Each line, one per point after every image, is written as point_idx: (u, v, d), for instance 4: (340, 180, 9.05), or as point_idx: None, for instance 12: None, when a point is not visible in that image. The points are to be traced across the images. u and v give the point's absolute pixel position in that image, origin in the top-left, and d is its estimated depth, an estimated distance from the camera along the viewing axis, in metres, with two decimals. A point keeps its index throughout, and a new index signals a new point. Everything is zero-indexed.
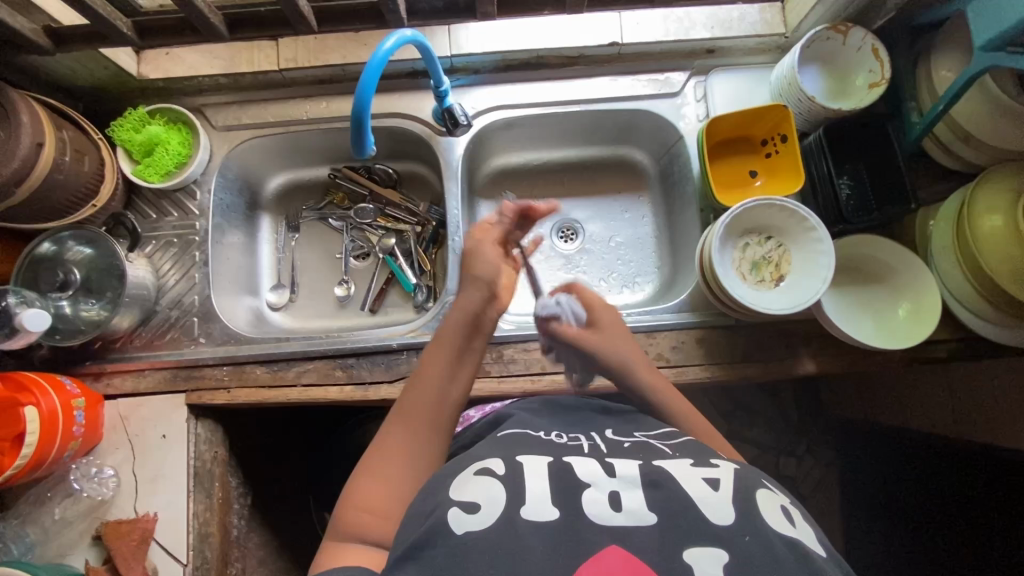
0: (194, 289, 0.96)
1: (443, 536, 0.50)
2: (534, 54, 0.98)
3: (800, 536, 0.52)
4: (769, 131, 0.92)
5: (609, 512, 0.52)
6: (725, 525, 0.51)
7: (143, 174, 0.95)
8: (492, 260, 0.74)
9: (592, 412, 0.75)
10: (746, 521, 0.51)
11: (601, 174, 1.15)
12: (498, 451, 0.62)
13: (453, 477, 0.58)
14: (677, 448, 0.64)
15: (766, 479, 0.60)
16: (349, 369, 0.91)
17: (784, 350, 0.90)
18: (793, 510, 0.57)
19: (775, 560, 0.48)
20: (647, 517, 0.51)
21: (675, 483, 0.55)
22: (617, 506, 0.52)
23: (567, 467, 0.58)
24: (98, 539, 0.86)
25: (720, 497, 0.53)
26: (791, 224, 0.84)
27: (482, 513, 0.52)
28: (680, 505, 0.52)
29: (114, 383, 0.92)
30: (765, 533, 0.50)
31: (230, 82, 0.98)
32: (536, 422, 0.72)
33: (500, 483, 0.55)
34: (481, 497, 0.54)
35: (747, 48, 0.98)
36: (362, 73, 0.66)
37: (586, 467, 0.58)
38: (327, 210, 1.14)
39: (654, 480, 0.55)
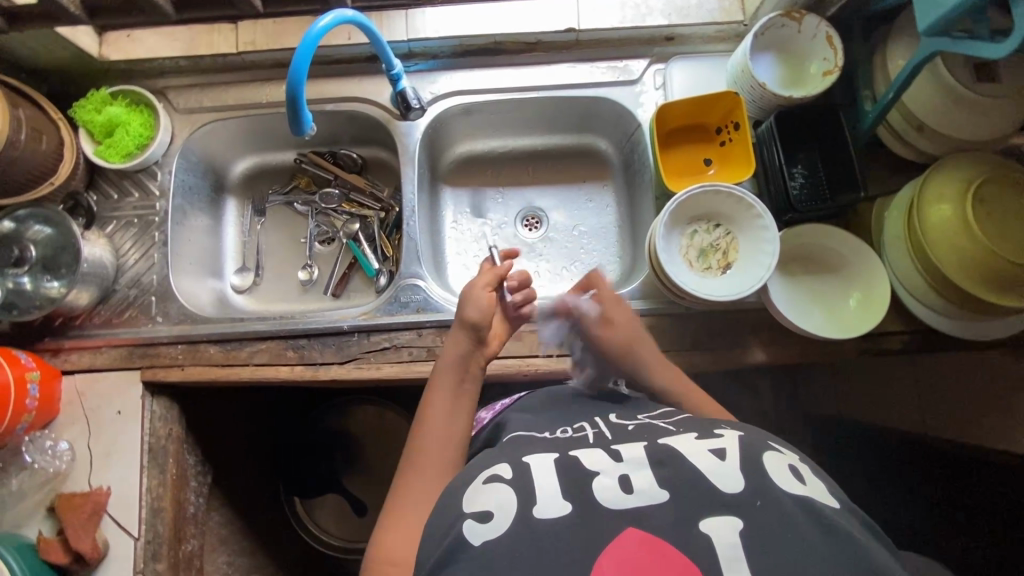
0: (153, 269, 0.97)
1: (462, 551, 0.50)
2: (491, 40, 0.98)
3: (812, 493, 0.52)
4: (723, 118, 0.91)
5: (621, 496, 0.51)
6: (736, 491, 0.50)
7: (104, 154, 0.96)
8: (485, 303, 0.79)
9: (590, 399, 0.74)
10: (757, 487, 0.50)
11: (566, 163, 1.15)
12: (504, 452, 0.61)
13: (465, 489, 0.57)
14: (679, 423, 0.63)
15: (774, 439, 0.59)
16: (301, 350, 0.92)
17: (735, 339, 0.90)
18: (805, 466, 0.56)
19: (792, 523, 0.48)
20: (659, 495, 0.51)
21: (680, 458, 0.54)
22: (627, 489, 0.52)
23: (573, 460, 0.56)
24: (52, 510, 0.88)
25: (728, 466, 0.52)
26: (738, 211, 0.84)
27: (496, 520, 0.52)
28: (689, 480, 0.51)
29: (72, 359, 0.93)
30: (776, 496, 0.50)
31: (190, 64, 1.00)
32: (540, 419, 0.70)
33: (510, 488, 0.54)
34: (492, 503, 0.53)
35: (706, 36, 0.98)
36: (294, 53, 0.69)
37: (590, 456, 0.57)
38: (293, 194, 1.15)
39: (660, 458, 0.54)
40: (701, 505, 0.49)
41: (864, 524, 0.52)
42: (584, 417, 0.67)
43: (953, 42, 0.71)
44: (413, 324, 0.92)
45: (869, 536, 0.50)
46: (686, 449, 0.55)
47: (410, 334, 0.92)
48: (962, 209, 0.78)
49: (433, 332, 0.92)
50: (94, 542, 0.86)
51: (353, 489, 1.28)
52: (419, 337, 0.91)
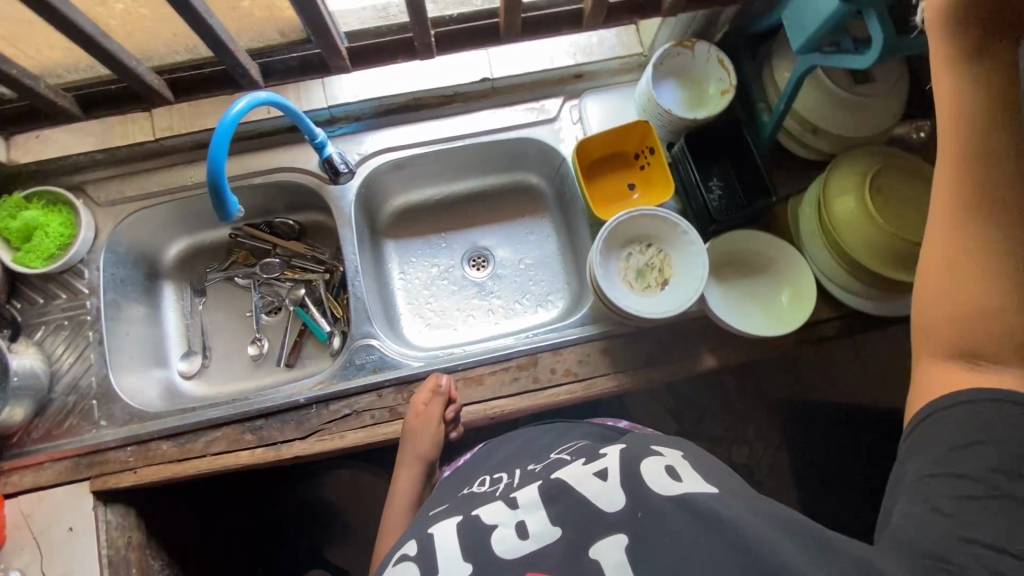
0: (91, 370, 0.93)
1: None
2: (411, 97, 1.01)
3: (688, 487, 0.58)
4: (639, 145, 0.96)
5: (516, 542, 0.58)
6: (617, 509, 0.57)
7: (24, 260, 0.93)
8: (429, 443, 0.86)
9: (509, 443, 0.82)
10: (632, 502, 0.56)
11: (502, 201, 1.19)
12: (413, 530, 0.67)
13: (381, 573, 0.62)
14: (576, 453, 0.71)
15: (656, 446, 0.67)
16: (259, 431, 0.90)
17: (685, 349, 0.94)
18: (685, 468, 0.62)
19: (669, 525, 0.53)
20: (551, 532, 0.57)
21: (565, 489, 0.62)
22: (523, 534, 0.58)
23: (475, 519, 0.62)
24: None
25: (609, 486, 0.60)
26: (665, 229, 0.89)
27: None
28: (576, 512, 0.58)
29: (13, 480, 0.88)
30: (651, 501, 0.56)
31: (108, 157, 0.98)
32: (462, 482, 0.76)
33: (416, 560, 0.60)
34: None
35: (612, 70, 1.04)
36: (211, 139, 0.69)
37: (489, 511, 0.63)
38: (233, 269, 1.13)
39: (551, 495, 0.61)
40: (586, 539, 0.55)
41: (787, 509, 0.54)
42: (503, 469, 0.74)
43: (825, 57, 0.78)
44: (373, 385, 0.91)
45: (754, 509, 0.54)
46: (575, 480, 0.62)
47: (370, 396, 0.91)
48: (862, 199, 0.85)
49: (393, 390, 0.91)
50: None
51: (340, 560, 1.22)
52: (380, 398, 0.91)
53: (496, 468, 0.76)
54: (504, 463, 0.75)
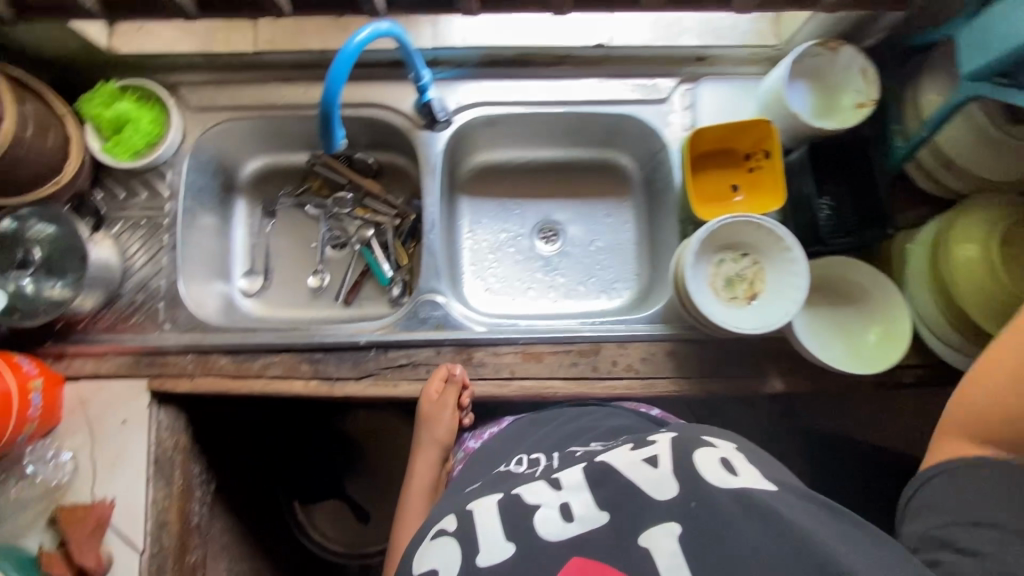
0: (161, 273, 0.93)
1: None
2: (521, 51, 0.95)
3: (747, 483, 0.55)
4: (753, 145, 0.89)
5: (562, 524, 0.55)
6: (670, 497, 0.54)
7: (111, 152, 0.92)
8: (448, 426, 0.85)
9: (545, 424, 0.81)
10: (686, 491, 0.54)
11: (585, 176, 1.14)
12: (450, 504, 0.66)
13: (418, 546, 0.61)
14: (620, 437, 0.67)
15: (708, 434, 0.63)
16: (316, 364, 0.90)
17: (754, 367, 0.90)
18: (738, 458, 0.59)
19: (727, 521, 0.51)
20: (598, 517, 0.55)
21: (610, 472, 0.58)
22: (568, 516, 0.56)
23: (516, 497, 0.59)
24: (53, 522, 0.86)
25: (662, 474, 0.56)
26: (766, 241, 0.83)
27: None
28: (624, 497, 0.55)
29: (76, 365, 0.90)
30: (709, 495, 0.53)
31: (205, 61, 0.95)
32: (498, 458, 0.76)
33: (455, 540, 0.58)
34: (437, 560, 0.57)
35: (739, 58, 0.96)
36: (330, 66, 0.66)
37: (531, 490, 0.60)
38: (305, 197, 1.12)
39: (596, 478, 0.58)
40: (634, 528, 0.53)
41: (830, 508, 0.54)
42: (540, 451, 0.73)
43: (995, 89, 0.70)
44: (433, 342, 0.90)
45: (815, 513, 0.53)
46: (618, 463, 0.59)
47: (428, 351, 0.90)
48: (987, 250, 0.78)
49: (451, 350, 0.90)
50: (98, 556, 0.84)
51: (358, 494, 1.28)
52: (438, 355, 0.90)
53: (533, 446, 0.75)
54: (542, 443, 0.75)
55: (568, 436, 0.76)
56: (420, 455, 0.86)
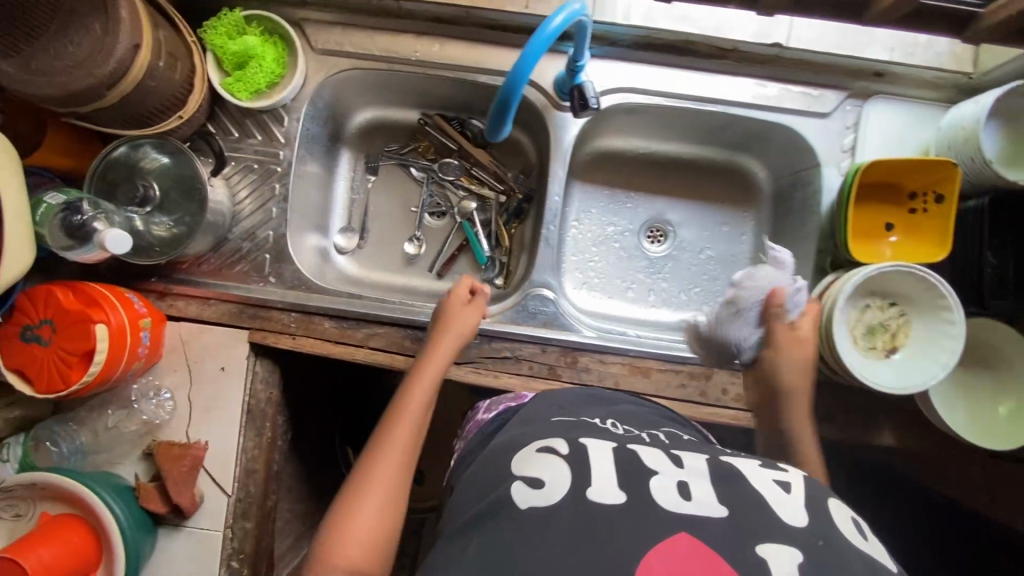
0: (270, 224, 0.90)
1: (506, 508, 0.53)
2: (683, 38, 0.86)
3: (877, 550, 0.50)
4: (923, 185, 0.81)
5: (678, 500, 0.51)
6: (800, 525, 0.49)
7: (231, 88, 0.86)
8: (472, 319, 0.81)
9: (631, 401, 0.76)
10: (819, 524, 0.49)
11: (708, 178, 1.06)
12: (559, 429, 0.64)
13: (515, 454, 0.60)
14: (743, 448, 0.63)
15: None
16: (418, 342, 0.88)
17: (868, 418, 0.86)
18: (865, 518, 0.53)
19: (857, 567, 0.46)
20: (717, 508, 0.50)
21: (738, 477, 0.54)
22: (685, 495, 0.51)
23: (633, 455, 0.57)
24: (148, 455, 0.87)
25: (793, 499, 0.52)
26: (924, 294, 0.77)
27: (546, 490, 0.53)
28: (751, 502, 0.51)
29: (179, 305, 0.89)
30: (841, 542, 0.48)
31: (339, 0, 0.87)
32: (583, 407, 0.72)
33: (563, 462, 0.56)
34: (545, 473, 0.55)
35: (920, 81, 0.86)
36: (520, 58, 0.58)
37: (650, 456, 0.58)
38: (410, 157, 1.07)
39: (721, 476, 0.54)
40: (754, 534, 0.48)
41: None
42: (636, 424, 0.68)
43: None
44: (541, 339, 0.87)
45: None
46: (748, 472, 0.55)
47: (534, 348, 0.87)
48: None
49: (557, 351, 0.87)
50: (192, 496, 0.86)
51: None
52: (544, 353, 0.87)
53: (629, 419, 0.71)
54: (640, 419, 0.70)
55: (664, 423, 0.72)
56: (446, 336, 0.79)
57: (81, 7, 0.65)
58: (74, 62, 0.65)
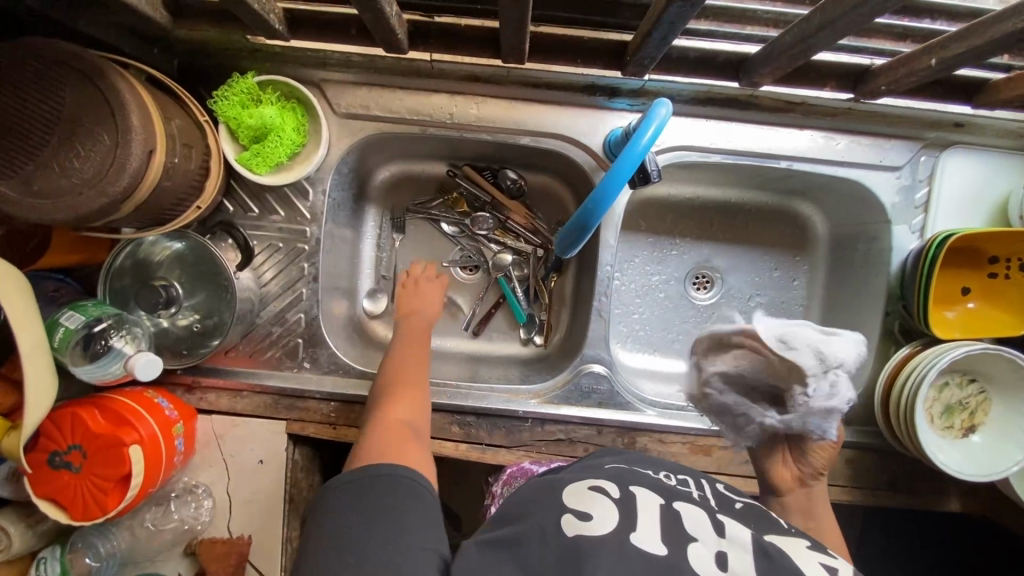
0: (299, 306, 0.84)
1: (550, 534, 0.50)
2: (746, 91, 0.78)
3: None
4: (1007, 250, 0.76)
5: (715, 570, 0.48)
6: None
7: (248, 163, 0.77)
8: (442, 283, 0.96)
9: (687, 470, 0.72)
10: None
11: (757, 223, 1.00)
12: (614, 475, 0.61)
13: (569, 480, 0.58)
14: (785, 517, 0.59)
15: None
16: (466, 427, 0.83)
17: (935, 486, 0.84)
18: None
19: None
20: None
21: (787, 558, 0.50)
22: (723, 566, 0.48)
23: (679, 515, 0.54)
24: (191, 553, 0.83)
25: None
26: (1007, 374, 0.73)
27: (595, 520, 0.51)
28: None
29: (209, 398, 0.83)
30: None
31: (364, 60, 0.78)
32: (643, 459, 0.69)
33: (613, 502, 0.54)
34: (595, 509, 0.53)
35: (1002, 132, 0.79)
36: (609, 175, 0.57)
37: (692, 514, 0.55)
38: (440, 212, 0.99)
39: (768, 550, 0.51)
40: None
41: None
42: (691, 475, 0.67)
43: None
44: (596, 420, 0.83)
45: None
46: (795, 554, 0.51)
47: (589, 429, 0.83)
48: None
49: (613, 432, 0.83)
50: None
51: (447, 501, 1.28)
52: (599, 435, 0.83)
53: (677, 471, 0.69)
54: (689, 469, 0.69)
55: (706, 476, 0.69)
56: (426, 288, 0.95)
57: (86, 114, 0.57)
58: (83, 179, 0.57)
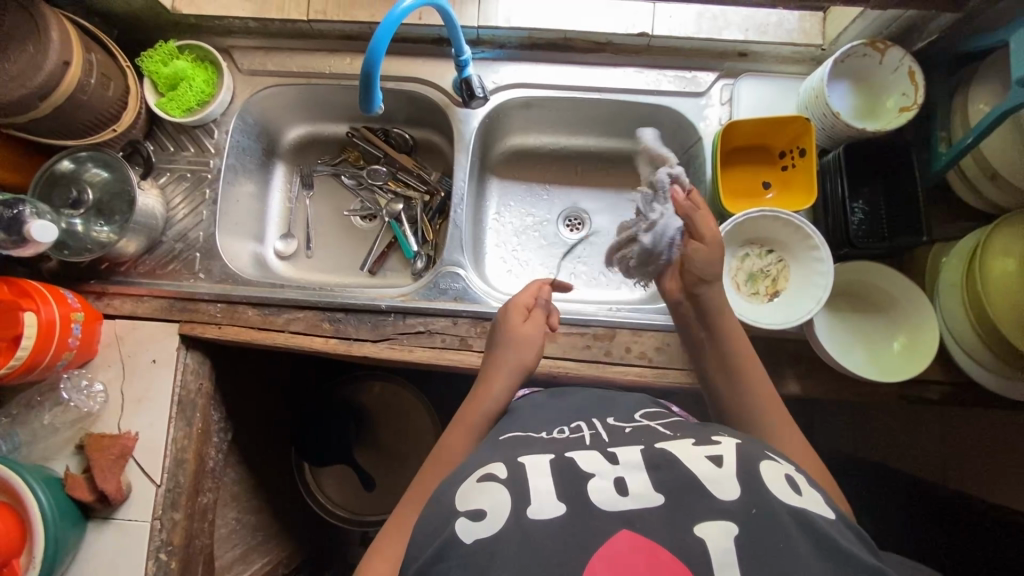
0: (200, 226, 0.98)
1: (454, 548, 0.51)
2: (563, 36, 0.97)
3: (808, 505, 0.53)
4: (789, 142, 0.89)
5: (616, 498, 0.52)
6: (730, 498, 0.51)
7: (166, 107, 0.97)
8: (523, 342, 0.78)
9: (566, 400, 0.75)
10: (752, 495, 0.51)
11: (615, 168, 1.12)
12: (501, 451, 0.62)
13: (460, 485, 0.58)
14: (674, 428, 0.64)
15: (771, 449, 0.60)
16: (336, 323, 0.93)
17: (770, 367, 0.88)
18: (800, 476, 0.57)
19: (785, 535, 0.49)
20: (653, 497, 0.52)
21: (678, 465, 0.55)
22: (623, 491, 0.53)
23: (570, 462, 0.58)
24: (81, 448, 0.90)
25: (725, 472, 0.54)
26: (794, 239, 0.82)
27: (490, 518, 0.52)
28: (683, 487, 0.53)
29: (114, 304, 0.95)
30: (770, 503, 0.51)
31: (259, 27, 1.00)
32: (534, 420, 0.70)
33: (506, 486, 0.55)
34: (487, 503, 0.54)
35: (780, 56, 0.96)
36: (375, 30, 0.69)
37: (587, 458, 0.58)
38: (342, 167, 1.15)
39: (655, 462, 0.56)
40: (691, 514, 0.50)
41: (858, 535, 0.52)
42: (581, 418, 0.69)
43: None
44: (449, 312, 0.92)
45: (861, 548, 0.51)
46: (684, 455, 0.56)
47: (445, 321, 0.92)
48: None
49: (467, 322, 0.92)
50: (118, 483, 0.89)
51: (363, 463, 1.35)
52: (454, 325, 0.92)
53: (567, 415, 0.70)
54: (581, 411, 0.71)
55: (605, 409, 0.71)
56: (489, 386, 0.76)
57: (20, 34, 0.77)
58: (10, 77, 0.76)
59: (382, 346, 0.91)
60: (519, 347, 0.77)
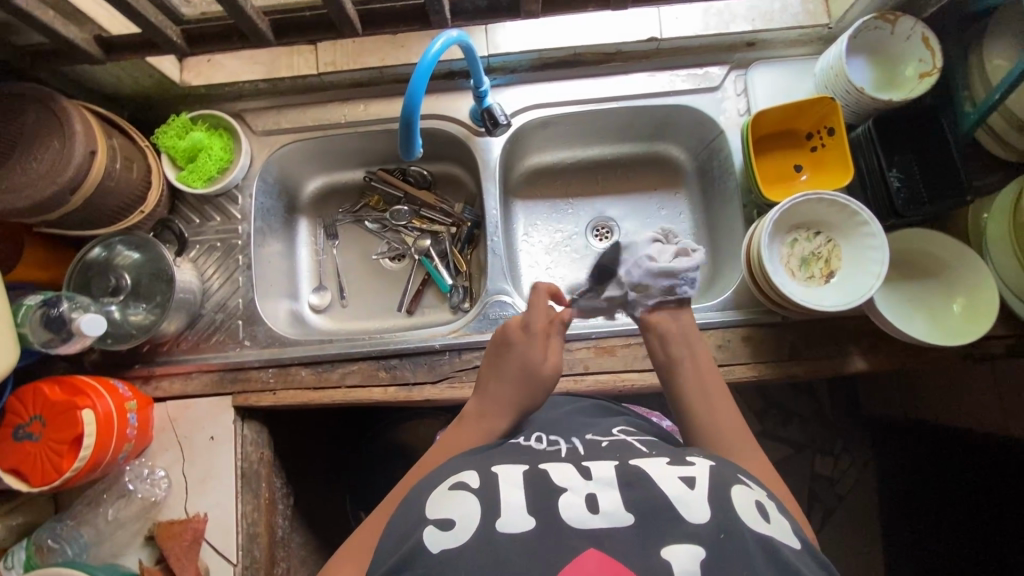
0: (238, 293, 0.97)
1: (421, 556, 0.48)
2: (571, 52, 0.98)
3: (775, 533, 0.48)
4: (815, 124, 0.89)
5: (586, 514, 0.48)
6: (700, 522, 0.47)
7: (187, 180, 0.96)
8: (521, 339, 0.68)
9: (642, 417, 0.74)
10: (720, 519, 0.47)
11: (635, 173, 1.12)
12: (474, 459, 0.59)
13: (431, 493, 0.54)
14: (653, 447, 0.61)
15: (743, 474, 0.56)
16: (392, 370, 0.92)
17: (834, 348, 0.88)
18: (771, 504, 0.53)
19: (749, 564, 0.44)
20: (624, 517, 0.48)
21: (648, 483, 0.51)
22: (594, 508, 0.49)
23: (543, 474, 0.54)
24: (151, 539, 0.88)
25: (695, 495, 0.50)
26: (839, 218, 0.82)
27: (459, 529, 0.49)
28: (657, 505, 0.49)
29: (163, 386, 0.93)
30: (741, 532, 0.47)
31: (269, 87, 1.00)
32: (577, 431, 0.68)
33: (477, 496, 0.51)
34: (456, 511, 0.50)
35: (787, 41, 0.97)
36: (413, 77, 0.70)
37: (562, 473, 0.54)
38: (363, 213, 1.14)
39: (629, 480, 0.52)
40: None
41: (820, 563, 0.49)
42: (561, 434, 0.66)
43: None
44: None
45: None
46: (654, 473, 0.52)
47: None
48: None
49: None
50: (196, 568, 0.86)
51: None
52: None
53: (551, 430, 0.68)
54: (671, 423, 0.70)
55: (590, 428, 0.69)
56: (486, 402, 0.67)
57: (42, 130, 0.77)
58: (39, 175, 0.75)
59: (444, 387, 0.90)
60: (516, 345, 0.68)
